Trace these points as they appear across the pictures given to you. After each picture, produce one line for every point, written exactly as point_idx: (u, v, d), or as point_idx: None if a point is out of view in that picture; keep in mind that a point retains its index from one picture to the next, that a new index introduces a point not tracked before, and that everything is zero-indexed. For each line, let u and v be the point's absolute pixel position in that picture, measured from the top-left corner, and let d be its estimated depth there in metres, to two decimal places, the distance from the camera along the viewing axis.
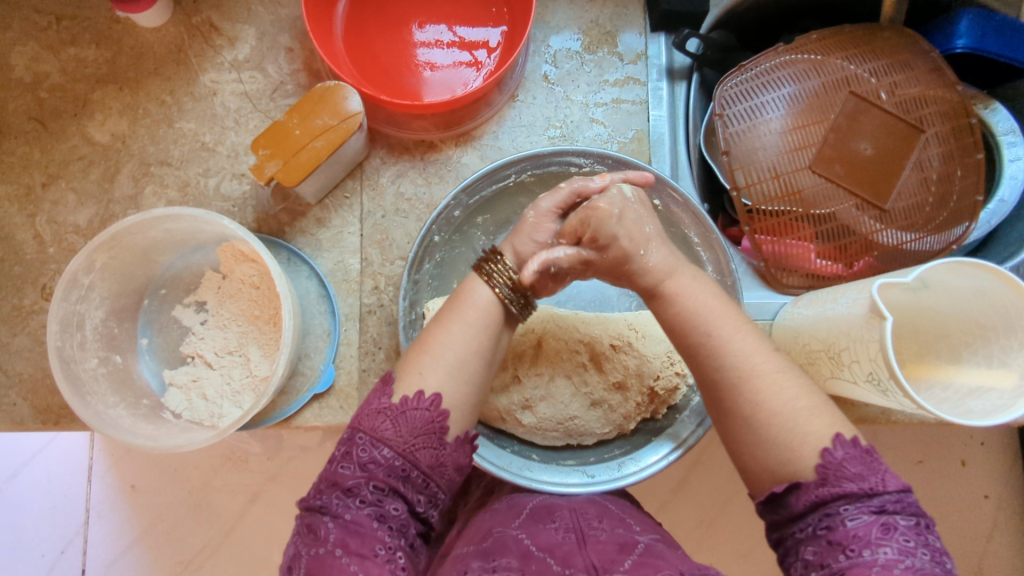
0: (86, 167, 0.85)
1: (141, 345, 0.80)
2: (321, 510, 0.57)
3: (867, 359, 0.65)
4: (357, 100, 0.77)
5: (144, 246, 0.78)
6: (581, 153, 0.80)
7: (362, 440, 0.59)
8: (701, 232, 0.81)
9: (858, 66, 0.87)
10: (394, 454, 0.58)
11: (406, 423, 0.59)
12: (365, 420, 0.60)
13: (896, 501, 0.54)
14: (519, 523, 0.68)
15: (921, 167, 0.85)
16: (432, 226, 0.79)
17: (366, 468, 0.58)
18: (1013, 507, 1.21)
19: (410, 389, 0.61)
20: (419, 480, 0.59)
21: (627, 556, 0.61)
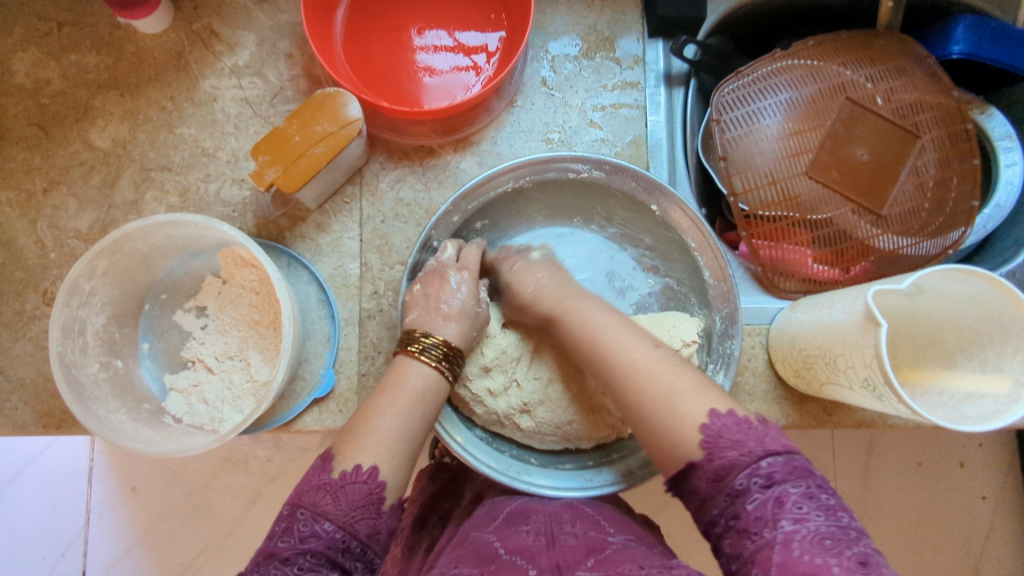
0: (87, 172, 0.86)
1: (142, 349, 0.81)
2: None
3: (862, 365, 0.65)
4: (356, 106, 0.77)
5: (145, 251, 0.78)
6: (580, 158, 0.80)
7: (303, 515, 0.59)
8: (698, 237, 0.81)
9: (854, 72, 0.87)
10: (333, 527, 0.59)
11: (345, 497, 0.60)
12: (304, 496, 0.61)
13: (786, 468, 0.54)
14: (494, 528, 0.69)
15: (918, 173, 0.85)
16: (431, 231, 0.79)
17: (304, 540, 0.58)
18: (1011, 509, 1.21)
19: (347, 462, 0.62)
20: (358, 550, 0.60)
21: (592, 556, 0.61)
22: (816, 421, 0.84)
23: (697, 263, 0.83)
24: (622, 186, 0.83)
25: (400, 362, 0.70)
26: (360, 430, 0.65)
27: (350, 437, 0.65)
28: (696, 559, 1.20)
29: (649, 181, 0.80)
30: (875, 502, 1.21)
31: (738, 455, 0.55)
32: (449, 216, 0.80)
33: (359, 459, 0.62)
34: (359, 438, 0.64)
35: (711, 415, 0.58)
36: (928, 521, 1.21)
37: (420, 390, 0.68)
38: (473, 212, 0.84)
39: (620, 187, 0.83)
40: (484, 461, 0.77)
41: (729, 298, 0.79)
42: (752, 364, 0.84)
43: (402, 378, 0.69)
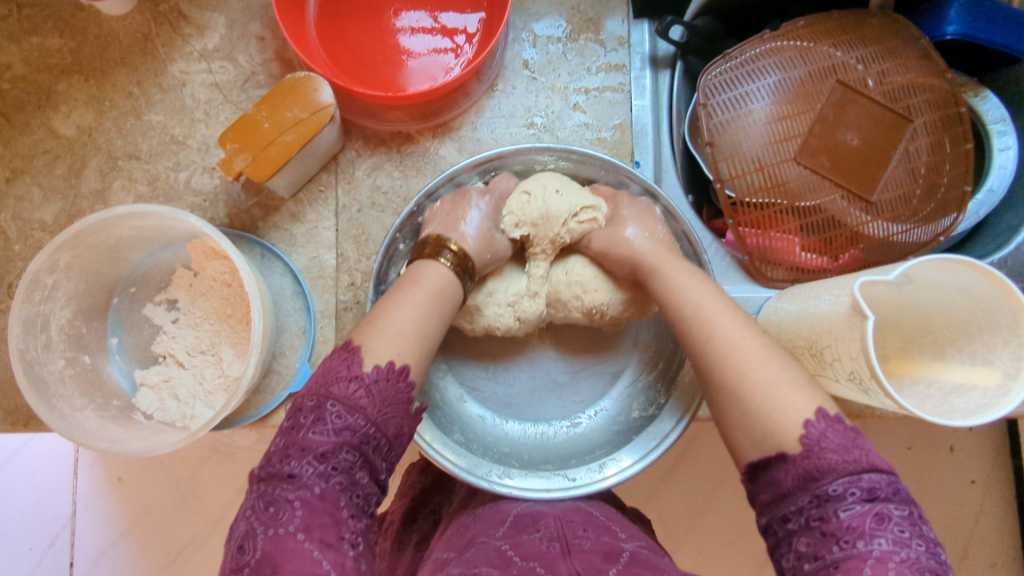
0: (52, 161, 0.83)
1: (111, 345, 0.79)
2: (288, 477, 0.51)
3: (849, 358, 0.63)
4: (328, 91, 0.74)
5: (111, 243, 0.75)
6: (546, 149, 0.79)
7: (334, 408, 0.54)
8: (672, 223, 0.78)
9: (845, 53, 0.84)
10: (366, 420, 0.55)
11: (378, 396, 0.56)
12: (332, 388, 0.56)
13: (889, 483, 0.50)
14: (503, 533, 0.67)
15: (909, 158, 0.83)
16: (398, 233, 0.77)
17: (339, 433, 0.53)
18: (1000, 493, 1.21)
19: (380, 357, 0.58)
20: (385, 448, 0.56)
21: (612, 565, 0.60)
22: None
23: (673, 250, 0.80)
24: (596, 173, 0.82)
25: (421, 263, 0.70)
26: (373, 320, 0.63)
27: (363, 329, 0.62)
28: (686, 547, 1.19)
29: (616, 168, 0.79)
30: None
31: (839, 458, 0.51)
32: (412, 217, 0.77)
33: (383, 350, 0.59)
34: (370, 333, 0.60)
35: (807, 423, 0.54)
36: (919, 507, 1.21)
37: (444, 289, 0.68)
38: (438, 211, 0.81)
39: (591, 176, 0.82)
40: (462, 463, 0.75)
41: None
42: None
43: (425, 275, 0.68)
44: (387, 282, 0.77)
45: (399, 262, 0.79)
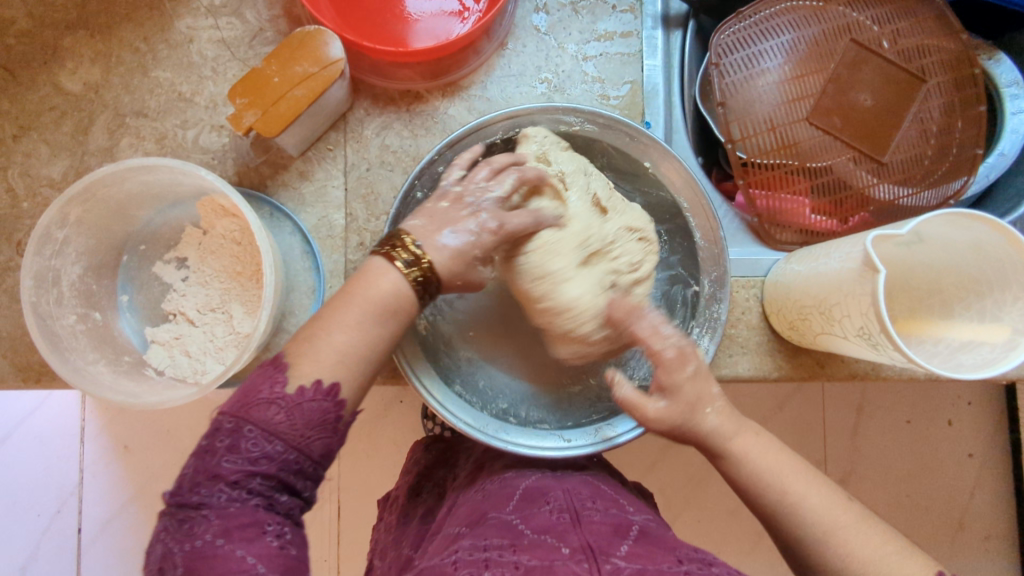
0: (58, 118, 0.82)
1: (121, 302, 0.79)
2: (198, 505, 0.54)
3: (858, 314, 0.63)
4: (338, 45, 0.73)
5: (121, 199, 0.75)
6: (571, 110, 0.76)
7: (250, 432, 0.55)
8: (691, 197, 0.76)
9: (860, 13, 0.83)
10: (284, 447, 0.56)
11: (300, 416, 0.57)
12: (250, 409, 0.56)
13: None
14: (513, 506, 0.68)
15: (922, 120, 0.82)
16: (416, 181, 0.74)
17: (252, 463, 0.55)
18: (996, 465, 1.22)
19: (306, 377, 0.58)
20: (307, 470, 0.58)
21: (623, 539, 0.61)
22: (808, 373, 0.83)
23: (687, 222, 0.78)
24: (616, 143, 0.78)
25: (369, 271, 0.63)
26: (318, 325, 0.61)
27: (304, 339, 0.60)
28: (685, 515, 1.20)
29: (644, 136, 0.75)
30: (866, 458, 1.22)
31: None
32: (434, 166, 0.74)
33: (310, 371, 0.58)
34: (306, 354, 0.59)
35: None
36: (917, 478, 1.22)
37: (393, 302, 0.61)
38: None
39: (616, 144, 0.78)
40: (461, 417, 0.74)
41: (717, 262, 0.75)
42: (745, 317, 0.83)
43: (371, 278, 0.62)
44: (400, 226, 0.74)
45: (415, 208, 0.75)
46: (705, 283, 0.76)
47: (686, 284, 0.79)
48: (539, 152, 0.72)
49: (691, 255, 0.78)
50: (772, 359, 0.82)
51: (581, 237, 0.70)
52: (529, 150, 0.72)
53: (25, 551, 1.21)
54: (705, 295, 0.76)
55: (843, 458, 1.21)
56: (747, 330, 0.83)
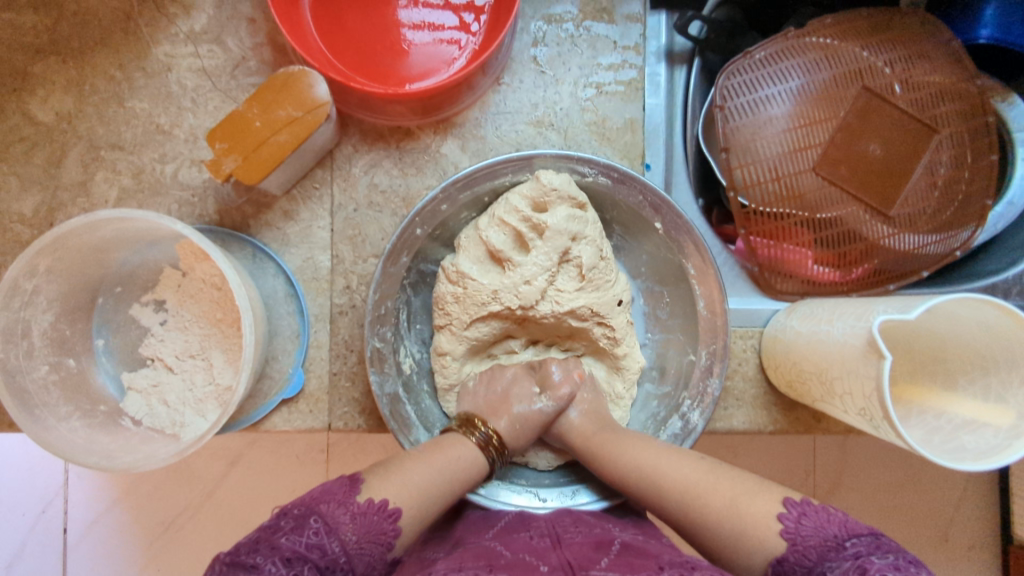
0: (29, 149, 0.78)
1: (97, 346, 0.76)
2: (248, 569, 0.48)
3: (860, 394, 0.61)
4: (324, 87, 0.69)
5: (95, 244, 0.71)
6: (586, 160, 0.72)
7: (316, 524, 0.53)
8: (699, 262, 0.73)
9: (873, 56, 0.80)
10: (340, 547, 0.53)
11: (363, 524, 0.56)
12: (322, 506, 0.55)
13: (869, 544, 0.50)
14: (493, 532, 0.65)
15: (931, 171, 0.79)
16: (415, 218, 0.71)
17: (309, 547, 0.51)
18: (986, 483, 1.15)
19: (376, 493, 0.58)
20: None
21: (603, 553, 0.59)
22: (804, 428, 0.81)
23: (691, 289, 0.75)
24: (627, 201, 0.74)
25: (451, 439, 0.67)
26: (391, 472, 0.61)
27: (382, 470, 0.61)
28: None
29: (658, 198, 0.72)
30: None
31: (822, 540, 0.52)
32: (436, 204, 0.72)
33: (382, 488, 0.59)
34: (383, 476, 0.60)
35: (781, 518, 0.55)
36: None
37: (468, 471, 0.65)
38: (461, 203, 0.75)
39: (625, 202, 0.75)
40: None
41: (717, 333, 0.73)
42: (742, 369, 0.81)
43: (447, 454, 0.65)
44: (396, 266, 0.72)
45: (411, 248, 0.72)
46: (703, 355, 0.74)
47: (684, 351, 0.78)
48: (533, 197, 0.71)
49: (688, 318, 0.77)
50: (767, 412, 0.80)
51: (541, 262, 0.71)
52: (524, 190, 0.72)
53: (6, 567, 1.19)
54: (701, 366, 0.74)
55: (829, 473, 1.14)
56: (743, 382, 0.80)
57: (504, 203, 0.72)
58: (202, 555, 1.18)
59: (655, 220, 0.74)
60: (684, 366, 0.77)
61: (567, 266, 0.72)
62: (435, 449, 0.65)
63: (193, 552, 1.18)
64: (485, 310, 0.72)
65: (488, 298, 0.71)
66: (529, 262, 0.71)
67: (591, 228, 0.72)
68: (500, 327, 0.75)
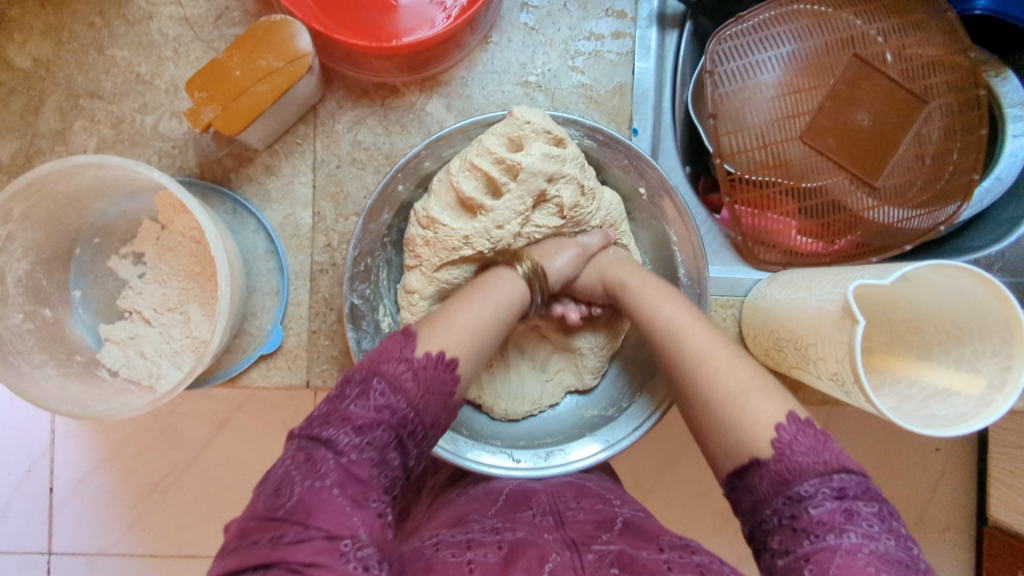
0: (7, 95, 0.77)
1: (74, 297, 0.76)
2: (323, 443, 0.50)
3: (833, 359, 0.61)
4: (307, 39, 0.68)
5: (71, 191, 0.71)
6: (572, 122, 0.72)
7: (379, 385, 0.53)
8: (681, 229, 0.73)
9: (866, 24, 0.79)
10: (406, 404, 0.53)
11: (424, 381, 0.55)
12: (383, 365, 0.55)
13: (856, 483, 0.50)
14: (495, 510, 0.64)
15: (919, 143, 0.78)
16: (398, 174, 0.70)
17: (378, 411, 0.52)
18: (964, 462, 1.16)
19: (432, 345, 0.57)
20: (420, 434, 0.55)
21: (605, 531, 0.59)
22: None
23: (672, 253, 0.75)
24: (612, 162, 0.74)
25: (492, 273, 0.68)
26: (446, 317, 0.60)
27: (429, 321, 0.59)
28: None
29: (642, 162, 0.71)
30: None
31: (811, 461, 0.50)
32: (419, 161, 0.71)
33: (435, 339, 0.57)
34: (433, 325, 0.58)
35: (777, 428, 0.52)
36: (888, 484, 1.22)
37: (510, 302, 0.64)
38: (446, 161, 0.75)
39: (610, 164, 0.74)
40: None
41: (696, 305, 0.73)
42: (722, 337, 0.81)
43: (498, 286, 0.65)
44: (376, 222, 0.71)
45: (392, 205, 0.72)
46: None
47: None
48: (509, 136, 0.69)
49: (666, 284, 0.77)
50: None
51: (518, 203, 0.69)
52: (498, 129, 0.69)
53: None
54: None
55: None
56: None
57: (477, 145, 0.70)
58: (188, 514, 1.19)
59: (640, 184, 0.74)
60: None
61: (547, 205, 0.71)
62: (476, 288, 0.65)
63: (179, 511, 1.19)
64: (457, 256, 0.71)
65: (460, 243, 0.70)
66: (502, 206, 0.69)
67: (570, 165, 0.69)
68: (473, 275, 0.73)
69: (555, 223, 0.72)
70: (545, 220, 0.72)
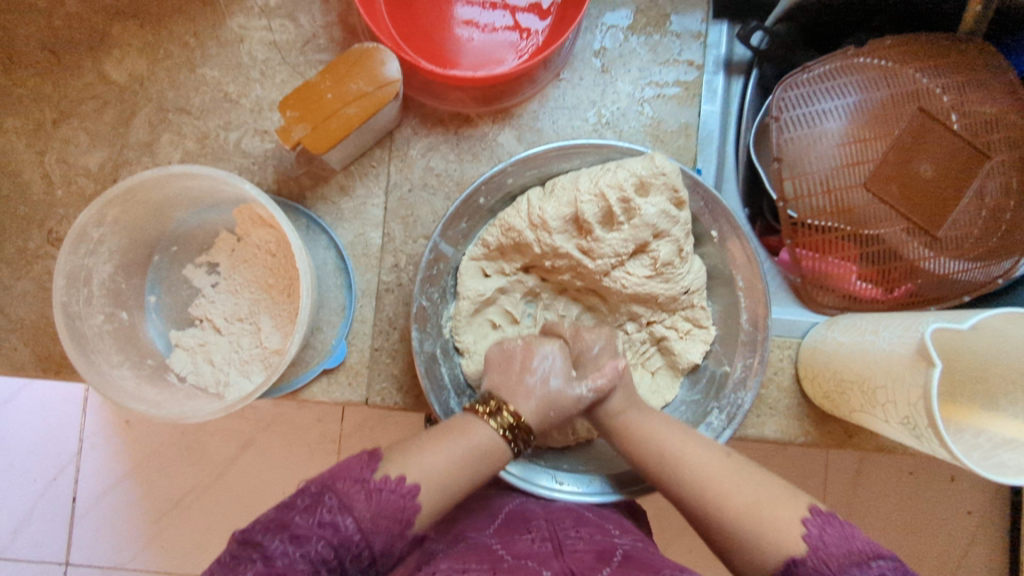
0: (100, 107, 0.80)
1: (149, 302, 0.78)
2: (256, 546, 0.49)
3: (905, 403, 0.62)
4: (395, 66, 0.71)
5: (159, 201, 0.73)
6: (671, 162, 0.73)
7: (329, 501, 0.52)
8: (748, 275, 0.74)
9: (931, 79, 0.81)
10: (353, 526, 0.52)
11: (376, 504, 0.53)
12: (337, 482, 0.53)
13: (894, 567, 0.49)
14: (494, 532, 0.64)
15: (981, 196, 0.79)
16: (480, 188, 0.73)
17: (321, 526, 0.51)
18: (1000, 525, 1.12)
19: (397, 469, 0.56)
20: (366, 561, 0.53)
21: (604, 563, 0.57)
22: (835, 441, 0.81)
23: (734, 294, 0.77)
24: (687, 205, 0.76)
25: (466, 419, 0.62)
26: (419, 449, 0.58)
27: (404, 445, 0.59)
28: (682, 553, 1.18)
29: (718, 207, 0.73)
30: None
31: (845, 552, 0.50)
32: (502, 177, 0.74)
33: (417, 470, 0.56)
34: (413, 456, 0.57)
35: (804, 522, 0.54)
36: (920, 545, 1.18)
37: (488, 456, 0.60)
38: (522, 185, 0.78)
39: None
40: None
41: (755, 348, 0.74)
42: (777, 377, 0.81)
43: (465, 438, 0.60)
44: (451, 231, 0.74)
45: (469, 214, 0.74)
46: (738, 366, 0.75)
47: (719, 362, 0.79)
48: (642, 176, 0.70)
49: (726, 330, 0.78)
50: (800, 422, 0.80)
51: (621, 245, 0.72)
52: (634, 167, 0.70)
53: (17, 518, 1.19)
54: (735, 377, 0.75)
55: (845, 502, 1.12)
56: (778, 391, 0.80)
57: (610, 173, 0.71)
58: (212, 529, 1.18)
59: (711, 228, 0.76)
60: (715, 375, 0.79)
61: (654, 255, 0.73)
62: (457, 436, 0.60)
63: (201, 528, 1.18)
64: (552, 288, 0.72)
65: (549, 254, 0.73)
66: (609, 241, 0.72)
67: (678, 228, 0.72)
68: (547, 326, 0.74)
69: (648, 267, 0.73)
70: (637, 265, 0.73)
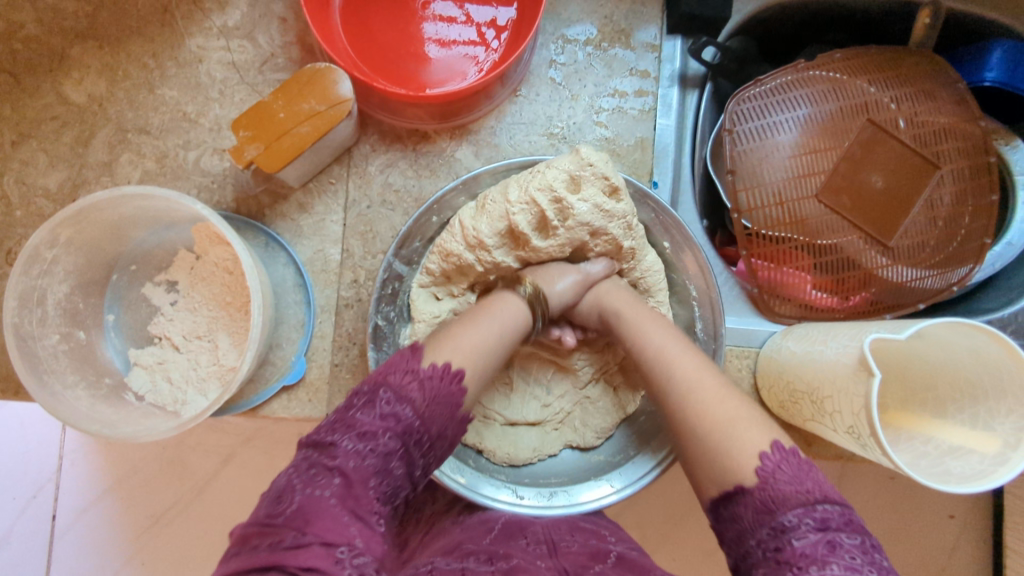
0: (59, 128, 0.81)
1: (107, 321, 0.78)
2: (329, 446, 0.52)
3: (849, 411, 0.62)
4: (348, 84, 0.72)
5: (115, 219, 0.74)
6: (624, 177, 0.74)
7: (385, 396, 0.54)
8: (702, 285, 0.75)
9: (880, 91, 0.82)
10: (413, 413, 0.55)
11: (429, 390, 0.56)
12: (391, 376, 0.56)
13: (840, 515, 0.48)
14: (492, 538, 0.67)
15: (932, 206, 0.80)
16: (434, 205, 0.74)
17: (384, 419, 0.53)
18: (982, 532, 1.12)
19: (438, 356, 0.58)
20: (427, 444, 0.56)
21: (598, 562, 0.62)
22: None
23: (690, 310, 0.77)
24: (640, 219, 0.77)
25: (497, 296, 0.67)
26: (452, 335, 0.61)
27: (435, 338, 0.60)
28: None
29: (669, 219, 0.74)
30: None
31: (794, 489, 0.49)
32: (454, 195, 0.75)
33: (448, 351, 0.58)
34: (443, 341, 0.60)
35: (761, 455, 0.51)
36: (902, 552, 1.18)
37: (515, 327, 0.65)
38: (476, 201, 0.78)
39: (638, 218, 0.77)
40: None
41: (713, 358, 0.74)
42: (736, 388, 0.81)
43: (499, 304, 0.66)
44: (406, 249, 0.75)
45: (424, 232, 0.76)
46: None
47: None
48: (571, 173, 0.68)
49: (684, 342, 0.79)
50: None
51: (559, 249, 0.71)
52: (563, 165, 0.68)
53: None
54: None
55: None
56: None
57: (539, 175, 0.68)
58: (190, 547, 1.18)
59: (665, 241, 0.77)
60: None
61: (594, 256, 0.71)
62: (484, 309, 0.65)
63: (179, 546, 1.18)
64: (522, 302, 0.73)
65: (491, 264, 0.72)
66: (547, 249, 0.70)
67: (616, 222, 0.70)
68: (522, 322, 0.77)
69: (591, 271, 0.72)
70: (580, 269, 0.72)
